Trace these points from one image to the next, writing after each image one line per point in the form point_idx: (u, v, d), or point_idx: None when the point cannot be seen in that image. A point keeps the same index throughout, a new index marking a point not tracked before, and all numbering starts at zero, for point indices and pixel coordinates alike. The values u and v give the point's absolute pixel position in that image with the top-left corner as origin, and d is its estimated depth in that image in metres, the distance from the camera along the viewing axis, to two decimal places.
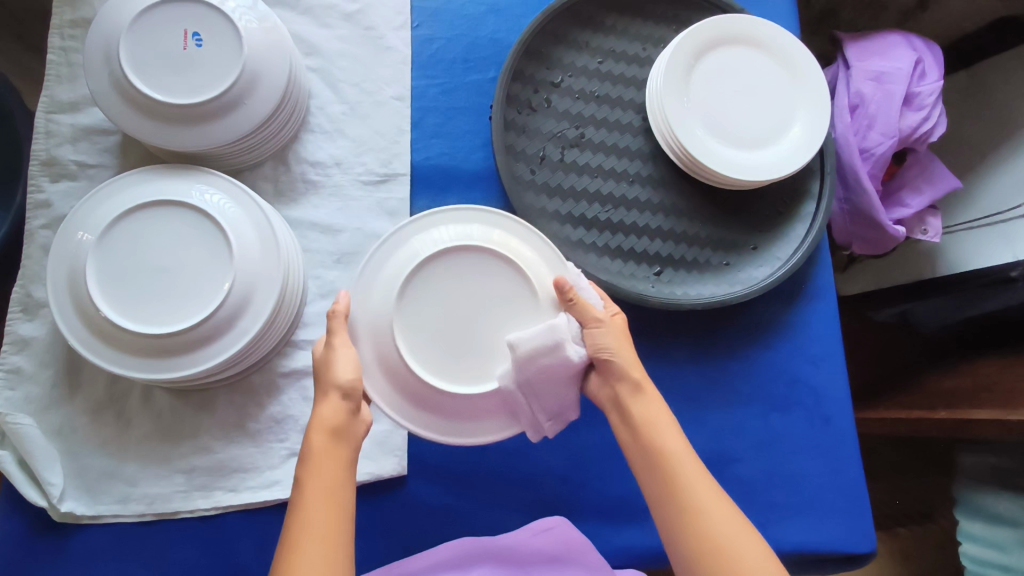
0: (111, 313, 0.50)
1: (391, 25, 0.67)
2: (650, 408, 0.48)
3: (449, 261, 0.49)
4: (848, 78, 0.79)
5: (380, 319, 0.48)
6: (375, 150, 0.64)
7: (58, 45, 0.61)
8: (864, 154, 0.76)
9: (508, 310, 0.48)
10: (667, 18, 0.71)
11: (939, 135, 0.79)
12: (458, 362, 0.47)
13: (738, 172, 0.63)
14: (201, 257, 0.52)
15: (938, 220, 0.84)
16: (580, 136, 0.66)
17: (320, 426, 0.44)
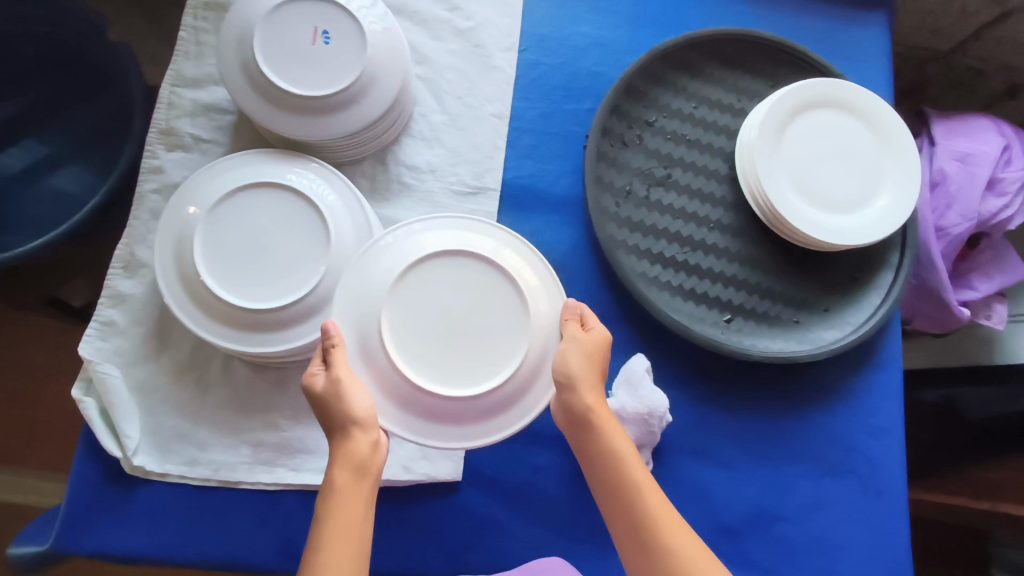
0: (213, 285, 0.52)
1: (500, 45, 0.69)
2: (616, 438, 0.47)
3: (425, 276, 0.51)
4: (932, 154, 0.79)
5: (365, 329, 0.50)
6: (470, 162, 0.65)
7: (190, 24, 0.64)
8: (940, 233, 0.76)
9: (500, 309, 0.51)
10: (765, 74, 0.72)
11: (1017, 224, 0.78)
12: (469, 366, 0.50)
13: (820, 232, 0.64)
14: (298, 244, 0.54)
15: (1004, 307, 0.84)
16: (667, 177, 0.68)
17: (350, 464, 0.45)
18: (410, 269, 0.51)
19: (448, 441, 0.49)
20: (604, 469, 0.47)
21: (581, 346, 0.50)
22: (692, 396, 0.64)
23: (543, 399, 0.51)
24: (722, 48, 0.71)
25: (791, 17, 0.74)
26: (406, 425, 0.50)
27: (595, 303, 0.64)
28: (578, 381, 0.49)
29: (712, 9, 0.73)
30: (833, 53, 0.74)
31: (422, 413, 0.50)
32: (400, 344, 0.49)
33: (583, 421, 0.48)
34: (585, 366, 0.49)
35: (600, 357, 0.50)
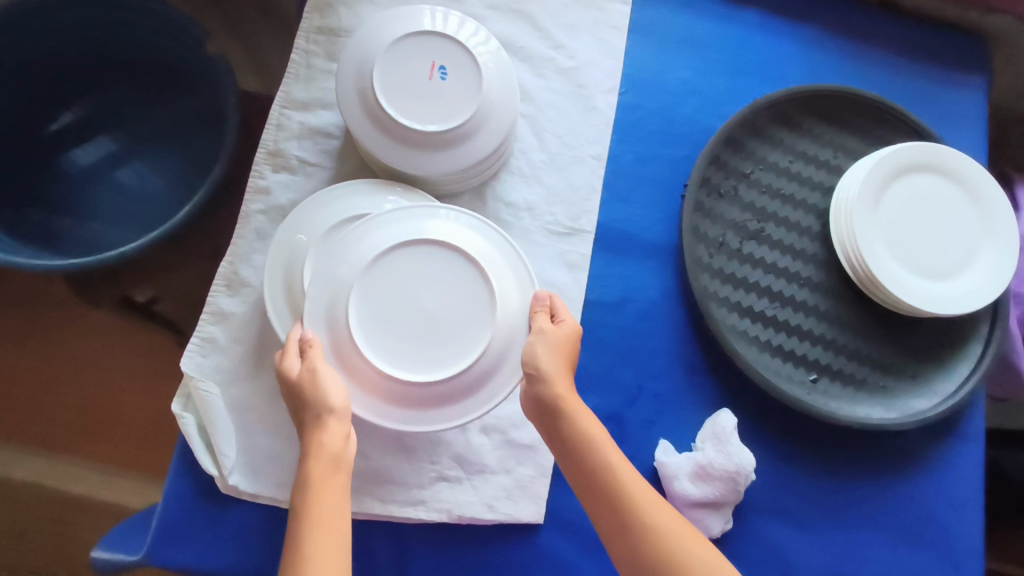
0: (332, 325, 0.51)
1: (601, 87, 0.69)
2: (589, 425, 0.50)
3: (387, 267, 0.52)
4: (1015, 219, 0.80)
5: (337, 326, 0.51)
6: (566, 203, 0.66)
7: (303, 47, 0.65)
8: (1016, 298, 0.75)
9: (465, 291, 0.53)
10: (863, 132, 0.71)
11: None
12: (444, 349, 0.52)
13: (914, 299, 0.64)
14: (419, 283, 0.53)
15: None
16: (761, 230, 0.68)
17: (326, 454, 0.47)
18: (371, 262, 0.52)
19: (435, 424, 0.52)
20: (578, 456, 0.49)
21: (548, 341, 0.53)
22: (776, 454, 0.63)
23: (515, 378, 0.53)
24: (822, 103, 0.71)
25: (889, 77, 0.74)
26: (393, 415, 0.52)
27: (682, 352, 0.64)
28: (543, 374, 0.51)
29: (809, 65, 0.74)
30: (930, 116, 0.74)
31: (404, 403, 0.52)
32: (371, 340, 0.51)
33: (554, 412, 0.51)
34: (556, 357, 0.52)
35: (568, 350, 0.53)
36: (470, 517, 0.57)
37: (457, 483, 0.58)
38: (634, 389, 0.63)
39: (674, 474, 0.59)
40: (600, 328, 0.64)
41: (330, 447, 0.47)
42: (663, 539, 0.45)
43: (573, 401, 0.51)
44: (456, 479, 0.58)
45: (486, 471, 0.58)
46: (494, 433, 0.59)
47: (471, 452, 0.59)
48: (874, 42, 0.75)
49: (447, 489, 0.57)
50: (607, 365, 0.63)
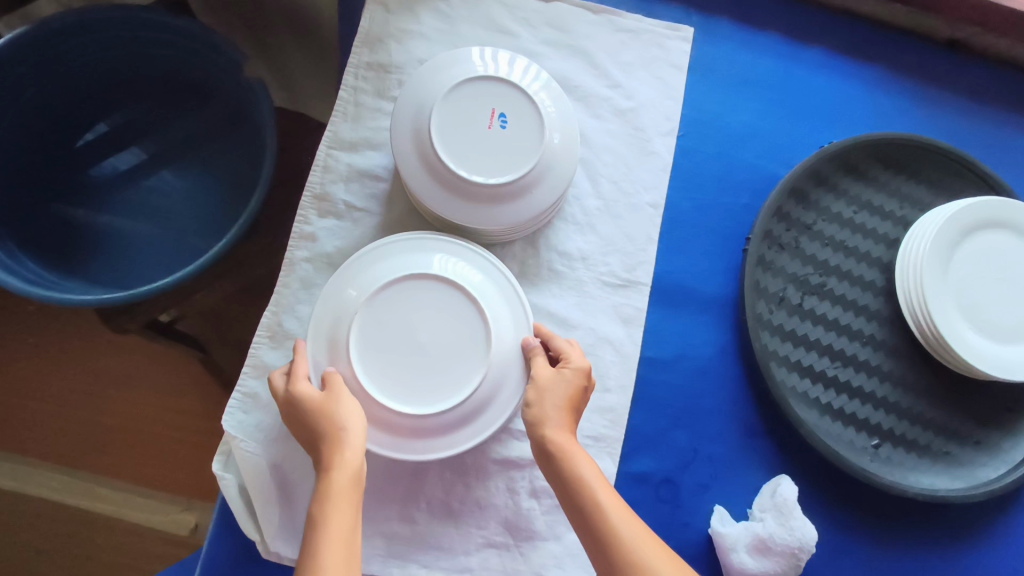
0: (359, 373, 0.50)
1: (659, 129, 0.67)
2: (581, 462, 0.48)
3: (379, 307, 0.51)
4: None
5: (337, 354, 0.51)
6: (622, 253, 0.63)
7: (351, 84, 0.63)
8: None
9: (459, 318, 0.52)
10: (931, 182, 0.68)
11: None
12: (452, 368, 0.51)
13: (985, 363, 0.60)
14: (426, 314, 0.52)
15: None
16: (823, 285, 0.65)
17: (346, 468, 0.46)
18: (359, 308, 0.51)
19: (467, 447, 0.51)
20: (569, 492, 0.48)
21: (546, 385, 0.51)
22: (837, 524, 0.60)
23: (504, 414, 0.52)
24: (889, 151, 0.68)
25: (959, 121, 0.71)
26: (422, 449, 0.51)
27: (740, 413, 0.61)
28: (541, 414, 0.50)
29: (875, 107, 0.71)
30: (1002, 165, 0.70)
31: (428, 434, 0.51)
32: (380, 384, 0.50)
33: (547, 454, 0.49)
34: (556, 402, 0.51)
35: (569, 393, 0.51)
36: None
37: (504, 551, 0.55)
38: (688, 452, 0.60)
39: (732, 546, 0.56)
40: (654, 386, 0.61)
41: (353, 462, 0.46)
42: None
43: (568, 438, 0.50)
44: (503, 546, 0.55)
45: (536, 538, 0.55)
46: (542, 498, 0.56)
47: (520, 518, 0.55)
48: (942, 84, 0.72)
49: (494, 556, 0.55)
50: (662, 428, 0.60)
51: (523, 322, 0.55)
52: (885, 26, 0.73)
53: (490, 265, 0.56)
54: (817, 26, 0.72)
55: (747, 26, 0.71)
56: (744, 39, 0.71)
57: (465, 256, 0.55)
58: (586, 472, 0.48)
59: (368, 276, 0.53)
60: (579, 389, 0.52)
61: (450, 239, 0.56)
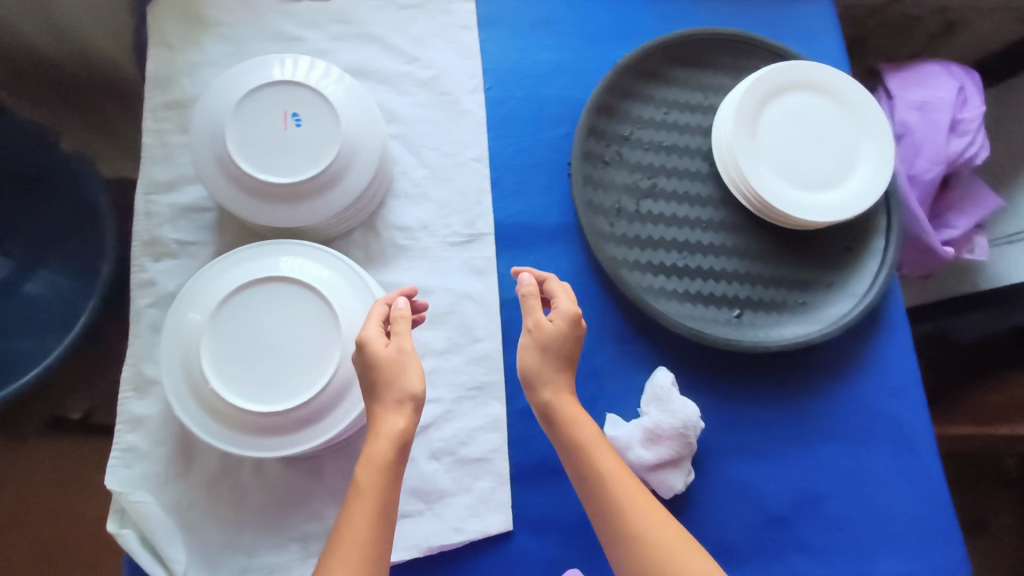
0: (221, 389, 0.51)
1: (465, 89, 0.69)
2: (581, 428, 0.51)
3: (225, 325, 0.52)
4: (892, 108, 0.89)
5: (196, 378, 0.51)
6: (459, 211, 0.65)
7: (153, 128, 0.64)
8: (913, 180, 0.87)
9: (305, 311, 0.53)
10: (726, 67, 0.73)
11: (980, 159, 0.89)
12: (312, 357, 0.52)
13: (810, 214, 0.65)
14: (275, 317, 0.53)
15: (983, 239, 0.96)
16: (653, 187, 0.68)
17: (387, 437, 0.47)
18: (203, 328, 0.52)
19: (346, 425, 0.52)
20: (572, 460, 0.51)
21: (540, 338, 0.52)
22: (723, 396, 0.64)
23: None
24: (680, 50, 0.72)
25: (737, 9, 0.76)
26: (306, 439, 0.52)
27: (609, 323, 0.64)
28: (538, 370, 0.53)
29: (661, 15, 0.75)
30: (786, 37, 0.76)
31: (307, 425, 0.52)
32: (240, 391, 0.51)
33: (547, 412, 0.52)
34: (557, 355, 0.53)
35: (569, 344, 0.53)
36: (442, 545, 0.56)
37: (419, 517, 0.57)
38: None
39: (627, 444, 0.58)
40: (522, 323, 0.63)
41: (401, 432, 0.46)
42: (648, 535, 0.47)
43: (570, 403, 0.53)
44: (417, 513, 0.57)
45: (444, 495, 0.58)
46: (443, 457, 0.58)
47: (426, 482, 0.58)
48: None
49: (411, 524, 0.56)
50: None
51: (376, 307, 0.56)
52: None
53: (323, 252, 0.56)
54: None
55: None
56: None
57: (297, 252, 0.56)
58: (586, 443, 0.51)
59: (206, 298, 0.53)
60: (574, 334, 0.53)
61: (278, 242, 0.57)
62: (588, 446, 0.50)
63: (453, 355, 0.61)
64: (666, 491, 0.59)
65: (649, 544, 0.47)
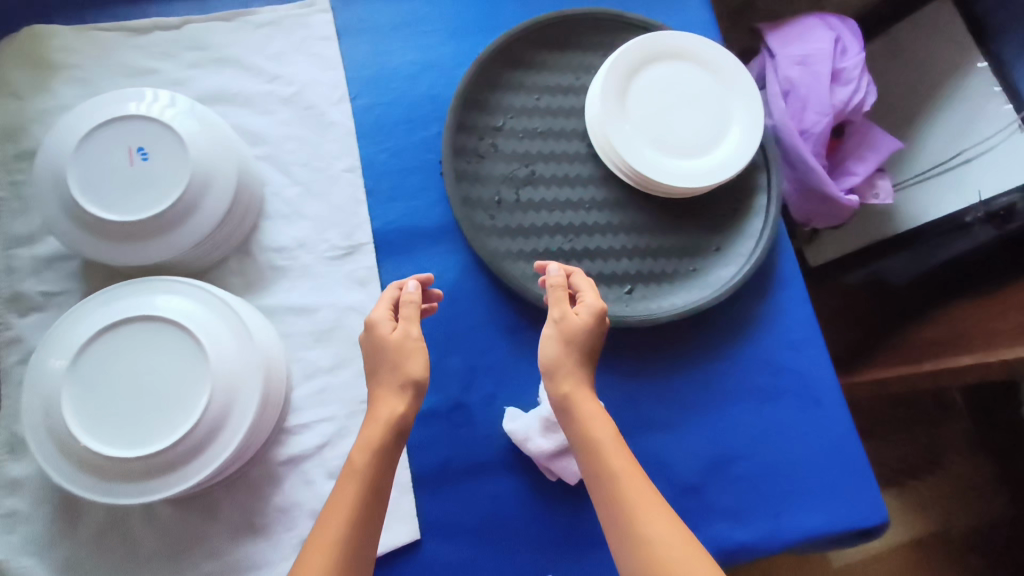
0: (87, 441, 0.49)
1: (330, 100, 0.68)
2: (597, 428, 0.49)
3: (85, 374, 0.51)
4: (775, 66, 0.90)
5: (61, 433, 0.50)
6: (336, 225, 0.64)
7: (7, 181, 0.62)
8: (805, 135, 0.88)
9: (169, 347, 0.52)
10: (593, 45, 0.73)
11: (869, 104, 0.91)
12: (181, 394, 0.51)
13: (685, 180, 0.66)
14: (139, 358, 0.52)
15: (886, 181, 0.97)
16: (531, 174, 0.68)
17: (378, 428, 0.48)
18: (62, 377, 0.51)
19: (226, 456, 0.51)
20: (583, 457, 0.49)
21: (564, 329, 0.53)
22: (622, 373, 0.64)
23: (250, 412, 0.53)
24: (545, 33, 0.72)
25: None
26: (186, 478, 0.51)
27: (501, 317, 0.63)
28: (558, 359, 0.52)
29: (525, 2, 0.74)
30: (652, 9, 0.76)
31: (184, 463, 0.51)
32: (105, 437, 0.50)
33: (566, 407, 0.51)
34: (577, 342, 0.53)
35: (589, 336, 0.53)
36: None
37: None
38: (466, 372, 0.62)
39: (525, 437, 0.58)
40: None
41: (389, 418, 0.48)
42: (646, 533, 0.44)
43: (584, 398, 0.51)
44: None
45: None
46: None
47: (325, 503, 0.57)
48: None
49: None
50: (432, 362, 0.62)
51: (244, 333, 0.55)
52: None
53: (184, 283, 0.55)
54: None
55: None
56: None
57: (157, 287, 0.55)
58: (600, 443, 0.49)
59: (63, 349, 0.52)
60: (597, 329, 0.54)
61: (137, 280, 0.55)
62: (604, 445, 0.48)
63: (342, 371, 0.60)
64: (570, 477, 0.59)
65: (659, 551, 0.43)
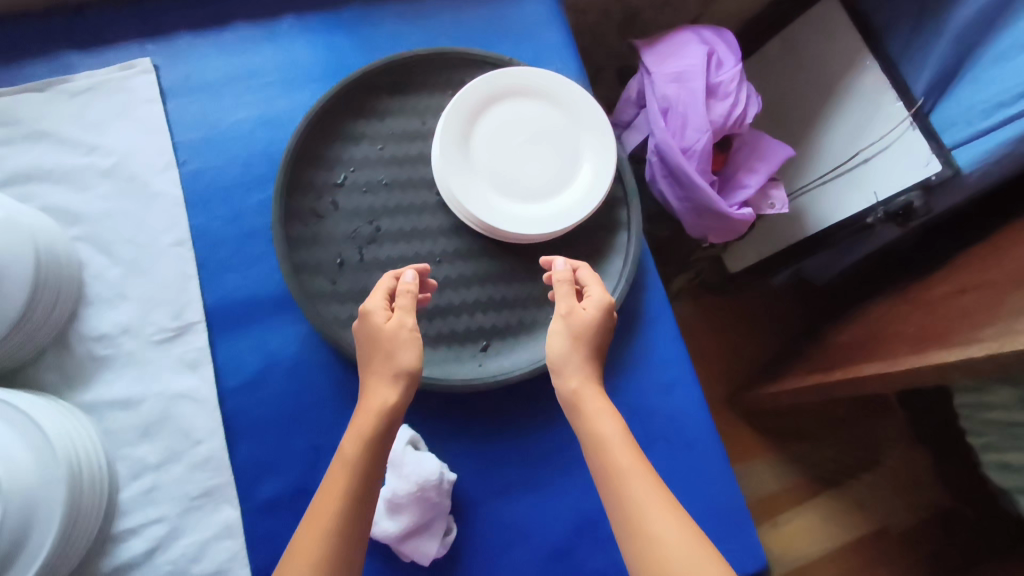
0: None
1: (154, 168, 0.64)
2: (605, 423, 0.48)
3: None
4: (652, 84, 0.87)
5: None
6: (163, 305, 0.60)
7: None
8: (688, 153, 0.84)
9: None
10: (440, 85, 0.69)
11: (752, 114, 0.87)
12: None
13: (533, 228, 0.63)
14: None
15: (781, 190, 0.95)
16: (375, 231, 0.64)
17: (363, 424, 0.48)
18: None
19: None
20: (590, 449, 0.48)
21: (572, 324, 0.52)
22: (480, 439, 0.60)
23: (49, 531, 0.47)
24: (386, 77, 0.68)
25: (452, 23, 0.72)
26: None
27: (347, 389, 0.60)
28: (563, 353, 0.52)
29: (368, 44, 0.70)
30: (505, 43, 0.73)
31: None
32: None
33: (574, 403, 0.50)
34: (579, 336, 0.52)
35: (591, 330, 0.52)
36: None
37: None
38: (311, 452, 0.58)
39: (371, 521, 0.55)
40: (249, 411, 0.59)
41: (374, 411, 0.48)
42: (648, 529, 0.44)
43: (590, 394, 0.50)
44: None
45: None
46: None
47: None
48: None
49: None
50: (272, 446, 0.58)
51: (38, 439, 0.48)
52: None
53: None
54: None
55: (208, 27, 0.68)
56: (207, 42, 0.68)
57: None
58: (607, 438, 0.47)
59: None
60: (604, 322, 0.53)
61: None
62: (607, 439, 0.47)
63: (173, 465, 0.56)
64: (422, 558, 0.55)
65: (664, 548, 0.42)
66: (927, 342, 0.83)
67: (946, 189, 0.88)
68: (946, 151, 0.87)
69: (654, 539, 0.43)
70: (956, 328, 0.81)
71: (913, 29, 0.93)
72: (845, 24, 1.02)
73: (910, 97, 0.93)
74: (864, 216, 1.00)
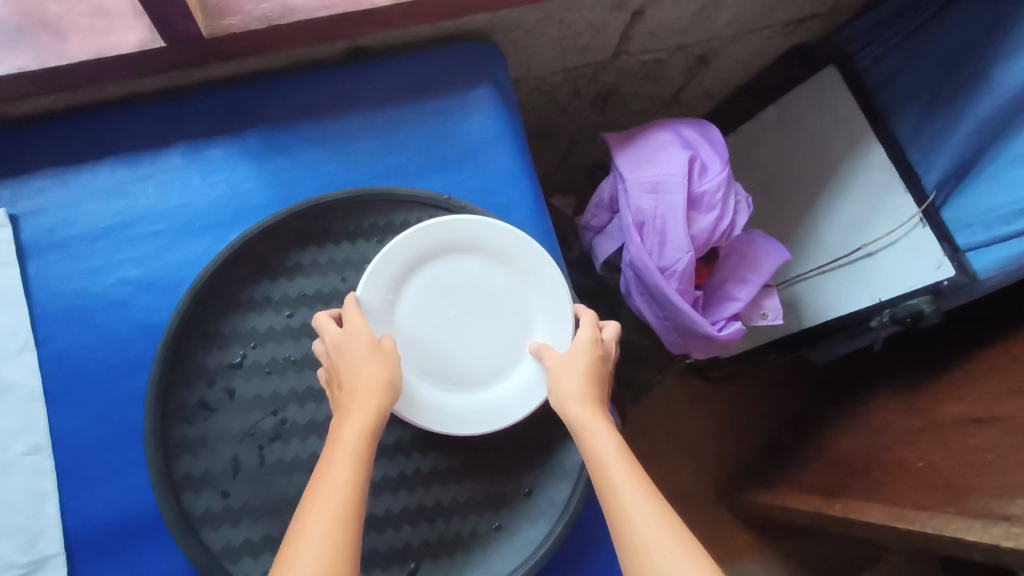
0: None
1: (5, 353, 0.52)
2: (604, 442, 0.42)
3: None
4: (625, 193, 0.75)
5: None
6: (11, 533, 0.49)
7: None
8: (667, 273, 0.72)
9: None
10: (364, 231, 0.57)
11: (741, 223, 0.75)
12: None
13: (480, 424, 0.51)
14: None
15: (775, 298, 0.83)
16: (280, 425, 0.52)
17: (362, 424, 0.42)
18: None
19: None
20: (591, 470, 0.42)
21: (575, 360, 0.48)
22: None
23: None
24: (297, 225, 0.56)
25: (378, 146, 0.60)
26: None
27: None
28: (561, 382, 0.47)
29: (275, 178, 0.58)
30: (443, 169, 0.60)
31: None
32: None
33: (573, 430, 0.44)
34: (577, 372, 0.47)
35: (590, 364, 0.48)
36: None
37: None
38: None
39: None
40: None
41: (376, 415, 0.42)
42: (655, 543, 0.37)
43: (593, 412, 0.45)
44: None
45: None
46: None
47: None
48: (339, 112, 0.60)
49: None
50: None
51: None
52: (251, 76, 0.60)
53: None
54: (169, 117, 0.58)
55: (80, 164, 0.56)
56: (79, 185, 0.56)
57: None
58: (606, 457, 0.41)
59: None
60: (597, 361, 0.49)
61: None
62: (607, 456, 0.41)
63: None
64: None
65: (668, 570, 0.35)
66: (943, 496, 0.72)
67: (958, 295, 0.76)
68: (960, 255, 0.75)
69: (654, 555, 0.36)
70: (975, 486, 0.70)
71: (926, 113, 0.80)
72: (842, 98, 0.89)
73: (920, 190, 0.79)
74: (869, 317, 0.85)
